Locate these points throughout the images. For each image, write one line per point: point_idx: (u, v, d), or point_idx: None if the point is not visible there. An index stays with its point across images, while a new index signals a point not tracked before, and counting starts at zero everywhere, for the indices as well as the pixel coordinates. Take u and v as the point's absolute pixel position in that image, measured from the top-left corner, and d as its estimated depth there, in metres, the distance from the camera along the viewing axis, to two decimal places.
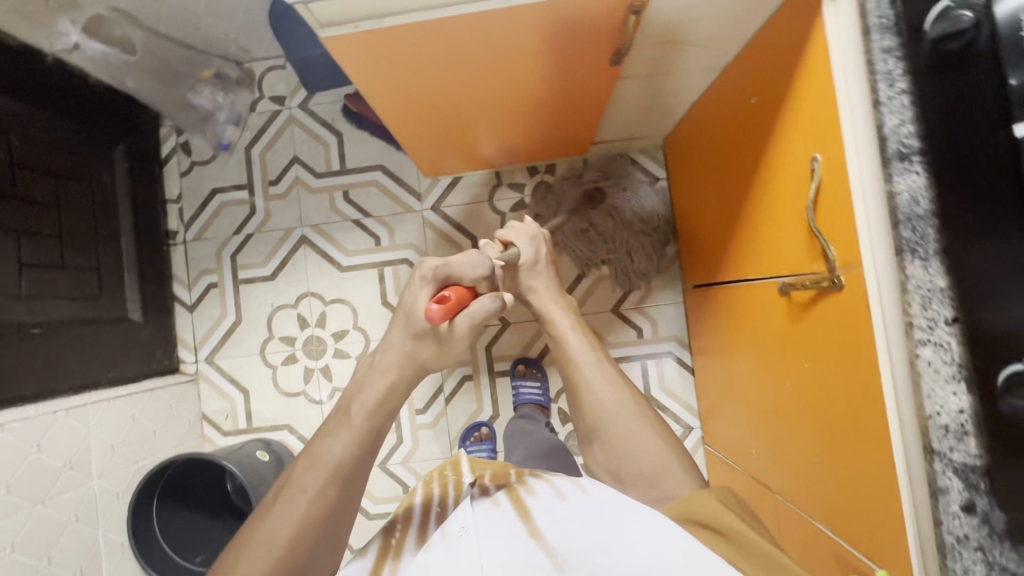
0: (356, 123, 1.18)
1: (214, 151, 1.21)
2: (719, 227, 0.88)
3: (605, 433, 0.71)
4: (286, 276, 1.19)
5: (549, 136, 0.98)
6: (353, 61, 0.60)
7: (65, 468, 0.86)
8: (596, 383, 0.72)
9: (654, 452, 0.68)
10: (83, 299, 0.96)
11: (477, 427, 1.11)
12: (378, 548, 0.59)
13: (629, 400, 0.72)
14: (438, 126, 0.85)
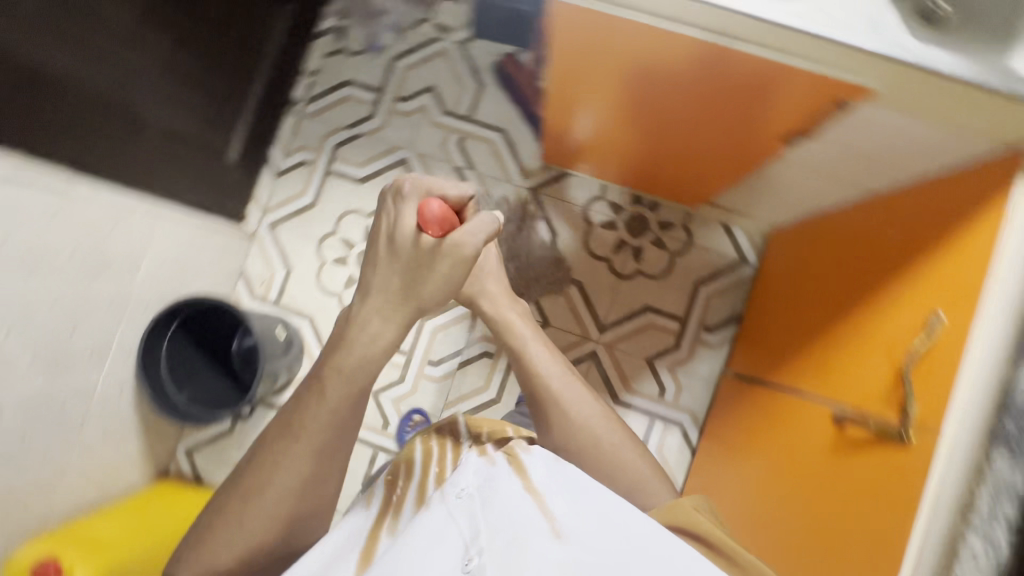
0: (500, 83, 1.20)
1: (365, 47, 1.24)
2: (792, 332, 0.88)
3: (575, 432, 0.74)
4: (373, 186, 1.21)
5: (676, 175, 0.99)
6: (568, 27, 0.63)
7: (120, 259, 0.89)
8: (558, 378, 0.78)
9: (631, 466, 0.73)
10: (202, 121, 1.00)
11: (413, 414, 1.15)
12: (381, 506, 0.69)
13: (595, 405, 0.77)
14: (589, 119, 0.86)
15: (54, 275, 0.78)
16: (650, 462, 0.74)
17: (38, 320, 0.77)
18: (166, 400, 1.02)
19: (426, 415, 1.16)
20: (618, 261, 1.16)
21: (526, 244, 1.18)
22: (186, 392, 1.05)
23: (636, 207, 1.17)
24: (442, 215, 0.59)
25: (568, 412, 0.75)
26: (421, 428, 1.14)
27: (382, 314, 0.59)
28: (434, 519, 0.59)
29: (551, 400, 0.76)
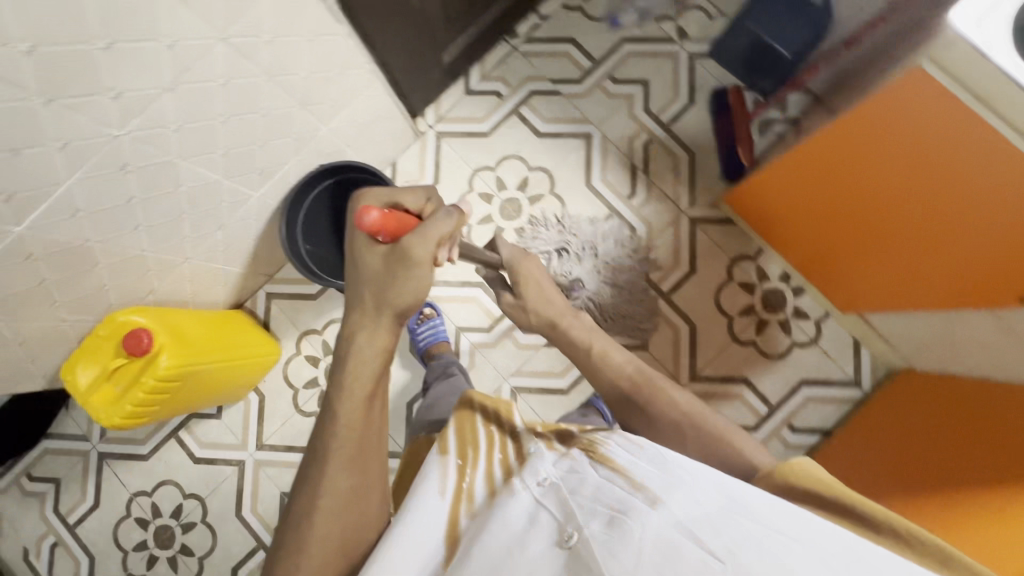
0: (712, 109, 1.19)
1: (604, 17, 1.22)
2: (902, 472, 0.87)
3: (655, 416, 0.75)
4: (548, 144, 1.21)
5: (855, 273, 0.98)
6: (899, 97, 0.62)
7: (328, 102, 0.90)
8: (623, 371, 0.81)
9: (718, 437, 0.70)
10: (448, 13, 1.01)
11: (420, 312, 1.15)
12: (454, 488, 0.63)
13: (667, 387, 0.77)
14: (818, 184, 0.85)
15: (281, 88, 0.79)
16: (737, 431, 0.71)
17: (247, 120, 0.78)
18: (291, 245, 1.04)
19: (437, 309, 1.16)
20: (737, 323, 1.15)
21: (659, 266, 1.17)
22: (310, 248, 1.06)
23: (780, 283, 1.15)
24: (388, 222, 0.69)
25: (642, 395, 0.78)
26: (431, 320, 1.13)
27: (368, 324, 0.69)
28: (523, 511, 0.56)
29: (623, 394, 0.79)
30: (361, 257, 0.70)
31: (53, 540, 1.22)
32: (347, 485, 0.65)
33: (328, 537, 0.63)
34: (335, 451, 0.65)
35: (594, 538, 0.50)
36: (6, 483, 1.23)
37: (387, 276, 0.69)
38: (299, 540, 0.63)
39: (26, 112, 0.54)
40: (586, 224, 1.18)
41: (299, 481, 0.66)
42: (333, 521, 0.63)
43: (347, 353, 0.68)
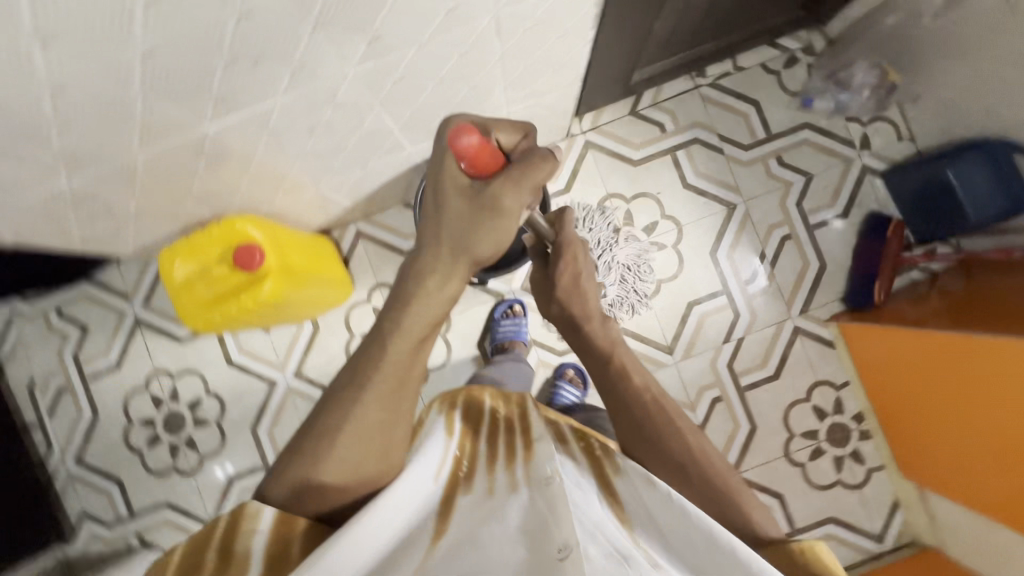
0: (861, 230, 1.14)
1: (796, 93, 1.16)
2: None
3: (662, 445, 0.63)
4: (690, 197, 1.16)
5: (939, 447, 0.97)
6: None
7: (524, 90, 0.84)
8: (638, 386, 0.68)
9: (722, 484, 0.60)
10: (666, 40, 0.93)
11: (508, 305, 1.16)
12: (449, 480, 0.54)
13: (682, 419, 0.65)
14: (970, 359, 0.84)
15: (502, 69, 0.72)
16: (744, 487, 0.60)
17: (454, 87, 0.72)
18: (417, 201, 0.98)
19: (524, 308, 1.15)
20: (796, 442, 1.14)
21: (746, 360, 1.15)
22: None
23: (851, 422, 1.14)
24: (482, 155, 0.53)
25: (653, 420, 0.65)
26: (517, 316, 1.14)
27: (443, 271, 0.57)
28: (520, 502, 0.53)
29: (634, 415, 0.65)
30: (442, 199, 0.56)
31: (63, 384, 1.20)
32: (380, 414, 0.53)
33: (343, 471, 0.50)
34: (375, 377, 0.53)
35: (592, 562, 0.45)
36: (34, 311, 1.19)
37: (468, 224, 0.56)
38: (311, 460, 0.50)
39: (293, 34, 0.48)
40: (694, 292, 1.15)
41: (329, 394, 0.54)
42: (351, 452, 0.51)
43: (416, 279, 0.57)
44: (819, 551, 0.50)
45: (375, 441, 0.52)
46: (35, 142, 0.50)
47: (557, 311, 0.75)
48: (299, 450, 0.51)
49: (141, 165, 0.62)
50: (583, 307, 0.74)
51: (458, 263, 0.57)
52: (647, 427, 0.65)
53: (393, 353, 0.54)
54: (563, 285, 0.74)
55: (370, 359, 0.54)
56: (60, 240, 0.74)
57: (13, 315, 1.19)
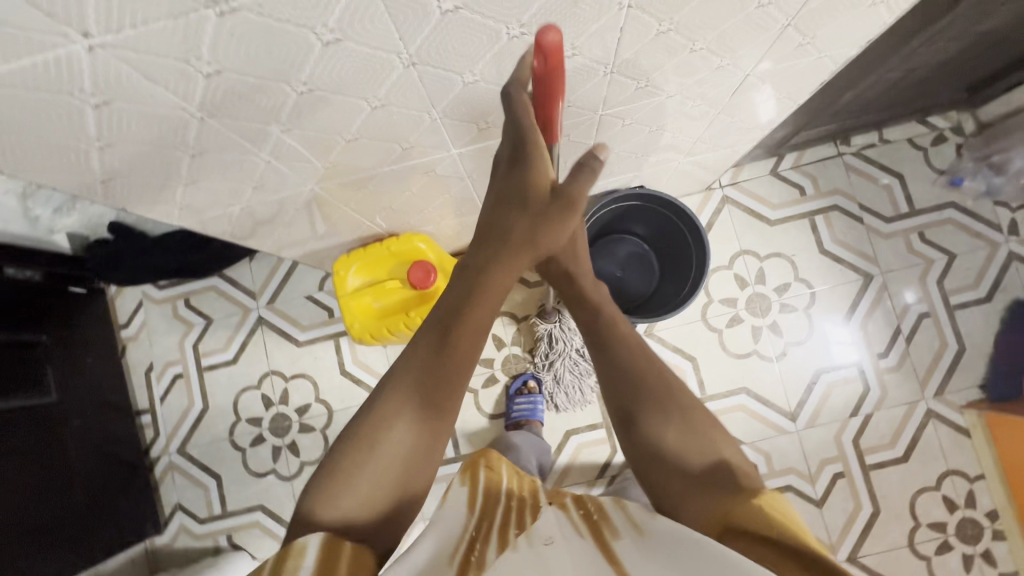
0: (1006, 317, 1.10)
1: (943, 171, 1.14)
2: None
3: (641, 383, 0.58)
4: (825, 263, 1.14)
5: None
6: None
7: (707, 141, 0.84)
8: (621, 324, 0.63)
9: (700, 430, 0.55)
10: (841, 109, 0.94)
11: (523, 381, 1.13)
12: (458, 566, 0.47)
13: (658, 362, 0.60)
14: None
15: (708, 120, 0.74)
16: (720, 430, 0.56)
17: (659, 132, 0.73)
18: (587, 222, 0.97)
19: (540, 385, 1.12)
20: (922, 533, 1.07)
21: (873, 438, 1.10)
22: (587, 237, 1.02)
23: (983, 519, 1.07)
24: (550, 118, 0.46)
25: (637, 362, 0.60)
26: (534, 394, 1.11)
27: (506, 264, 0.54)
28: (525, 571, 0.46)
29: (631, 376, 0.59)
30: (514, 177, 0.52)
31: (179, 371, 1.22)
32: (423, 418, 0.52)
33: (383, 480, 0.50)
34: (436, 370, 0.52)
35: None
36: (164, 297, 1.23)
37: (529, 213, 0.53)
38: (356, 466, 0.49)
39: (588, 75, 0.50)
40: (822, 359, 1.12)
41: (384, 389, 0.53)
42: (396, 454, 0.50)
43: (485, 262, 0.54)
44: (773, 494, 0.50)
45: (420, 445, 0.51)
46: (322, 150, 0.52)
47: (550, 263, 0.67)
48: (340, 460, 0.50)
49: (376, 178, 0.64)
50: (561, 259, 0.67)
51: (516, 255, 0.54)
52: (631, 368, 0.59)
53: (449, 356, 0.52)
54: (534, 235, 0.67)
55: (418, 362, 0.53)
56: (259, 241, 0.77)
57: (144, 297, 1.23)
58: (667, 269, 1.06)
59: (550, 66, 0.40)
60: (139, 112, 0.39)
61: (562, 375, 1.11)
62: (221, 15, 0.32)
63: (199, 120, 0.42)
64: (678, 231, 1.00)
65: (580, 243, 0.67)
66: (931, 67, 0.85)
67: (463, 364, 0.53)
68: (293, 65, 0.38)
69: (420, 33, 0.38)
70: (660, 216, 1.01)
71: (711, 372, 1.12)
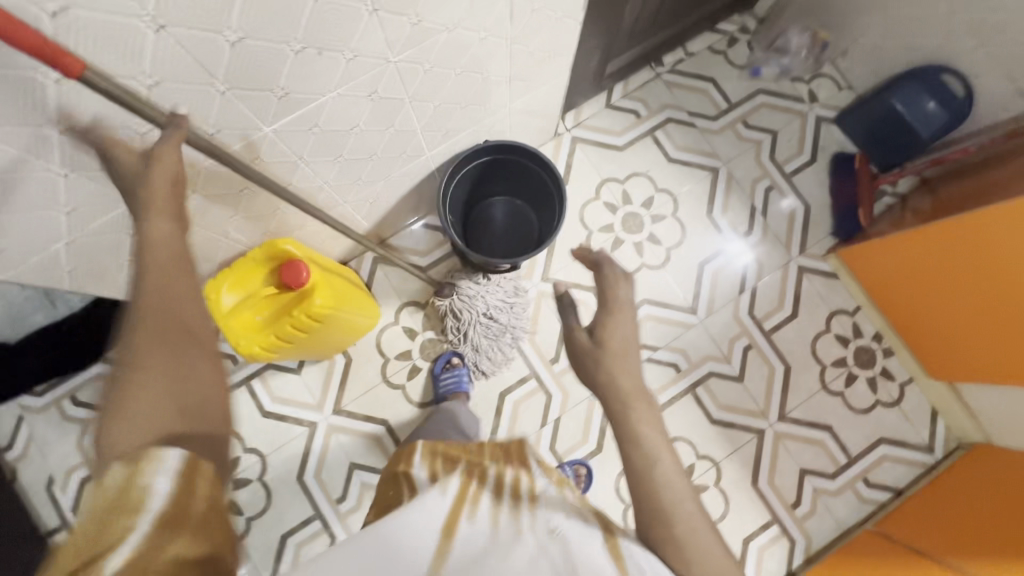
0: (833, 170, 1.26)
1: (744, 65, 1.30)
2: (984, 525, 0.93)
3: (696, 574, 0.48)
4: (676, 169, 1.26)
5: (937, 335, 1.10)
6: None
7: (524, 79, 0.91)
8: (681, 505, 0.51)
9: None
10: (632, 30, 1.05)
11: (445, 359, 1.15)
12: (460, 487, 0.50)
13: (712, 542, 0.50)
14: (936, 248, 1.00)
15: (509, 56, 0.81)
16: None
17: (470, 74, 0.79)
18: (444, 188, 1.00)
19: (463, 359, 1.15)
20: (830, 372, 1.19)
21: (765, 306, 1.21)
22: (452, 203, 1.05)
23: (872, 343, 1.21)
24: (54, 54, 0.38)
25: (696, 542, 0.50)
26: (456, 369, 1.13)
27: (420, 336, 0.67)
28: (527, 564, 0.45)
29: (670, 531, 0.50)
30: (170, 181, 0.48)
31: (86, 473, 1.12)
32: (158, 339, 0.42)
33: (153, 411, 0.39)
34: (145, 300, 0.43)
35: None
36: (46, 402, 1.14)
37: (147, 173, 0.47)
38: (134, 380, 0.40)
39: (354, 16, 0.54)
40: (701, 253, 1.22)
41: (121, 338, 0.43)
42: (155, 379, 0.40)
43: (135, 191, 0.47)
44: None
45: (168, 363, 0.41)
46: None
47: (604, 387, 0.59)
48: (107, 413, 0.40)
49: (200, 178, 0.65)
50: (619, 389, 0.58)
51: (154, 185, 0.47)
52: (687, 549, 0.49)
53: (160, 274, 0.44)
54: (583, 347, 0.62)
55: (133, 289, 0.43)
56: (108, 284, 0.74)
57: (23, 410, 1.13)
58: (540, 213, 1.11)
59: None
60: None
61: (479, 343, 1.14)
62: None
63: None
64: (534, 173, 1.06)
65: (630, 354, 0.62)
66: None
67: (183, 258, 0.46)
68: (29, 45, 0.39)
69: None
70: (515, 165, 1.06)
71: None
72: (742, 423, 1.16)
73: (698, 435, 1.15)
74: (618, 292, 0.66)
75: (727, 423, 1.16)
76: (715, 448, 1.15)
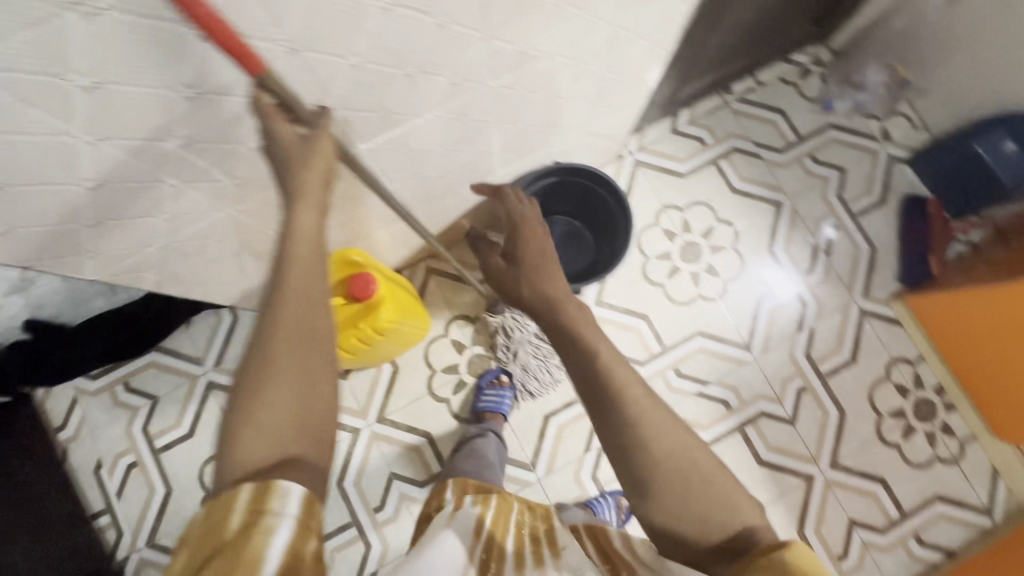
0: (902, 212, 1.22)
1: (816, 98, 1.26)
2: None
3: (656, 454, 0.52)
4: (738, 200, 1.23)
5: (1007, 394, 1.05)
6: None
7: (601, 104, 0.90)
8: (627, 390, 0.55)
9: (718, 496, 0.51)
10: (710, 59, 1.03)
11: (491, 376, 1.13)
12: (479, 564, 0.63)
13: (665, 420, 0.54)
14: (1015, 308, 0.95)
15: (595, 81, 0.79)
16: (731, 482, 0.53)
17: (554, 99, 0.78)
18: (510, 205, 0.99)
19: (511, 378, 1.13)
20: (886, 422, 1.15)
21: (822, 348, 1.17)
22: None
23: (933, 395, 1.16)
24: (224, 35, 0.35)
25: (646, 425, 0.53)
26: (502, 387, 1.11)
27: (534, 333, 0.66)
28: None
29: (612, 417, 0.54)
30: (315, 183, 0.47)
31: (133, 460, 1.14)
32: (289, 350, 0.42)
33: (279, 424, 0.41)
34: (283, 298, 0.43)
35: None
36: (100, 386, 1.16)
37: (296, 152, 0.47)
38: (264, 387, 0.42)
39: (466, 41, 0.54)
40: (759, 288, 1.20)
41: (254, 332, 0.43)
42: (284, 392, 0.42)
43: (287, 179, 0.46)
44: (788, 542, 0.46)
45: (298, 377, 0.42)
46: (224, 163, 0.52)
47: (534, 301, 0.69)
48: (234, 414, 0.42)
49: None
50: (548, 296, 0.67)
51: (306, 178, 0.46)
52: (642, 434, 0.53)
53: (295, 280, 0.44)
54: (509, 272, 0.75)
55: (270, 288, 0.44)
56: (185, 286, 0.75)
57: (78, 393, 1.16)
58: (600, 237, 1.10)
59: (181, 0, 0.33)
60: (23, 145, 0.39)
61: (528, 363, 1.13)
62: (85, 18, 0.32)
63: (91, 146, 0.42)
64: (599, 197, 1.04)
65: (556, 275, 0.71)
66: (773, 4, 0.95)
67: (319, 261, 0.45)
68: (171, 66, 0.39)
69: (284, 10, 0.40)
70: (581, 188, 1.05)
71: (664, 324, 1.17)
72: (791, 468, 1.13)
73: (745, 476, 1.12)
74: (529, 218, 0.78)
75: (775, 466, 1.13)
76: (761, 491, 1.12)
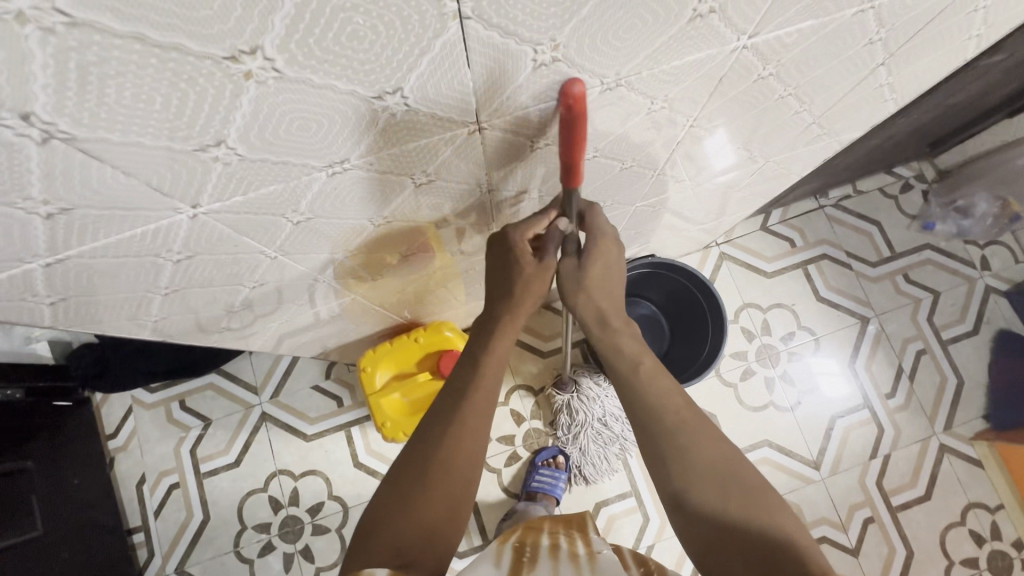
0: (995, 347, 1.17)
1: (915, 214, 1.23)
2: None
3: (695, 463, 0.48)
4: (823, 309, 1.19)
5: None
6: None
7: (715, 211, 0.88)
8: (669, 398, 0.52)
9: (762, 512, 0.44)
10: (824, 173, 1.01)
11: (547, 455, 1.09)
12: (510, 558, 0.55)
13: (702, 432, 0.50)
14: None
15: (722, 197, 0.77)
16: (776, 499, 0.46)
17: (678, 209, 0.76)
18: None
19: (567, 459, 1.10)
20: (957, 571, 1.08)
21: (895, 479, 1.12)
22: None
23: (1011, 551, 1.09)
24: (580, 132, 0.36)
25: (686, 433, 0.49)
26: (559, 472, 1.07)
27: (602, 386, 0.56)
28: None
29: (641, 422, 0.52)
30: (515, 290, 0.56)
31: (176, 480, 1.13)
32: (449, 453, 0.49)
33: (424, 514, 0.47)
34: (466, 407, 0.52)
35: None
36: (156, 400, 1.16)
37: (511, 273, 0.56)
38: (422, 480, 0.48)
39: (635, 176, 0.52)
40: (834, 405, 1.15)
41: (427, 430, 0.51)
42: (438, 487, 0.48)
43: (504, 292, 0.57)
44: None
45: (450, 481, 0.49)
46: (374, 263, 0.54)
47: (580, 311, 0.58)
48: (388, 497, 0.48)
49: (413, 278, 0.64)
50: (596, 307, 0.57)
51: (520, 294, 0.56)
52: (680, 438, 0.49)
53: (464, 412, 0.51)
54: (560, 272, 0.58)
55: (450, 395, 0.53)
56: (284, 345, 0.74)
57: (134, 403, 1.15)
58: (681, 333, 1.06)
59: (575, 119, 0.35)
60: (217, 259, 0.40)
61: (587, 447, 1.08)
62: (332, 174, 0.35)
63: (273, 258, 0.44)
64: (690, 296, 1.03)
65: (617, 286, 0.59)
66: (905, 134, 0.92)
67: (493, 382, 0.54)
68: (380, 205, 0.41)
69: (487, 166, 0.42)
70: (672, 282, 1.03)
71: (732, 428, 1.13)
72: None
73: None
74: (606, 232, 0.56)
75: None
76: None
